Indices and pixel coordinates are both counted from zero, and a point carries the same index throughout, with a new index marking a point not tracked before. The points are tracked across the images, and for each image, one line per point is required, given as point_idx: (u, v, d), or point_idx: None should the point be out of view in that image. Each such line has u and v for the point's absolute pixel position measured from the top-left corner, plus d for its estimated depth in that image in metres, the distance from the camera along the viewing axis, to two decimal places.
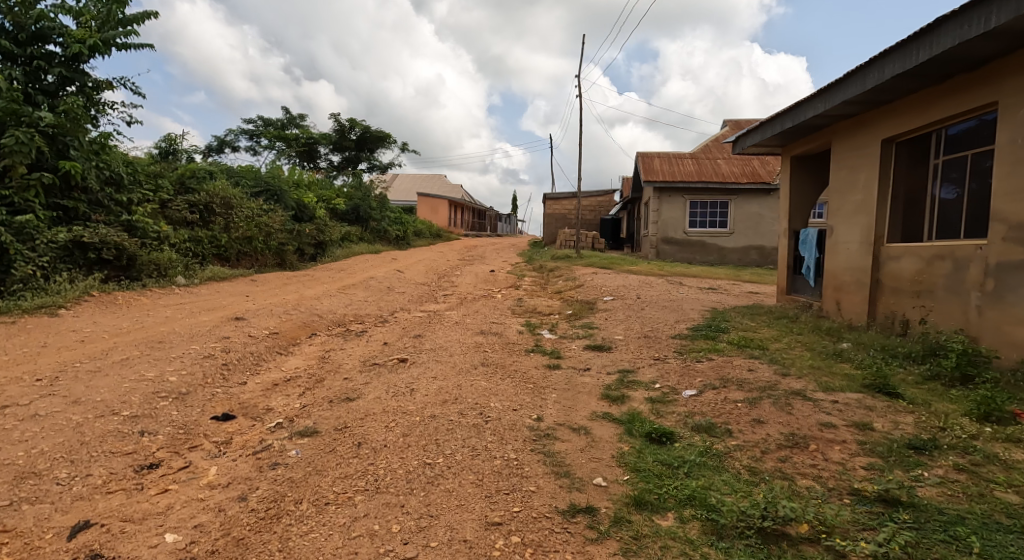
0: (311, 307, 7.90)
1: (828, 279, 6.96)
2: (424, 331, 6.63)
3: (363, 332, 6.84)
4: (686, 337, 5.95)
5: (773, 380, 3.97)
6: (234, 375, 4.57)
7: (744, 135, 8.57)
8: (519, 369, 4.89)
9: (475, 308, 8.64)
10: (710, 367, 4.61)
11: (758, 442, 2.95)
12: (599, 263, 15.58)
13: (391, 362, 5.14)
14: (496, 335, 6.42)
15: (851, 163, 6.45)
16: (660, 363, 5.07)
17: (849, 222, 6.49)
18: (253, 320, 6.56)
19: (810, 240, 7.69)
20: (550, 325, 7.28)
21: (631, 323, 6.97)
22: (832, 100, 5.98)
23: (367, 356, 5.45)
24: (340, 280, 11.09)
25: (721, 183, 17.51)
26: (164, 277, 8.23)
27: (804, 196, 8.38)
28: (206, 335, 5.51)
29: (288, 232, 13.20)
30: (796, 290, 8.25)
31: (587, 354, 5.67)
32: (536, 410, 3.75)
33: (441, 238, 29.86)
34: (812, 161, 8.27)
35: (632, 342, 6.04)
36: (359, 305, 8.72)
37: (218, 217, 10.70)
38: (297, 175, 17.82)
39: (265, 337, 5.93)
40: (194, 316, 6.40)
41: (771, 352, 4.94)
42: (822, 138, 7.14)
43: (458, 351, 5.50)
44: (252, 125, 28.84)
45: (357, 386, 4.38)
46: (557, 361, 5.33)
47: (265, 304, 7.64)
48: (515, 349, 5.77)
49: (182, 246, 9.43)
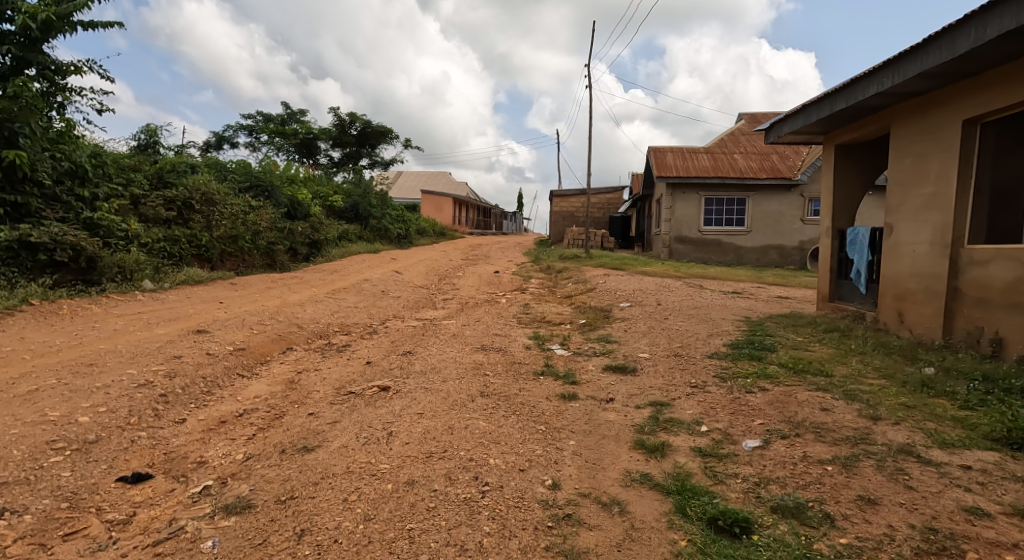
0: (291, 316, 6.98)
1: (887, 286, 6.04)
2: (417, 346, 5.69)
3: (346, 348, 5.89)
4: (726, 357, 4.99)
5: (863, 428, 3.03)
6: (170, 411, 3.63)
7: (780, 122, 7.62)
8: (528, 402, 3.94)
9: (477, 317, 7.69)
10: (769, 403, 3.66)
11: (883, 544, 2.02)
12: (612, 263, 14.72)
13: (370, 390, 4.20)
14: (499, 352, 5.48)
15: (920, 150, 5.54)
16: (701, 395, 4.12)
17: (915, 220, 5.59)
18: (218, 334, 5.64)
19: (861, 241, 6.77)
20: (561, 338, 6.33)
21: (656, 336, 6.02)
22: (904, 73, 5.03)
23: (343, 382, 4.51)
24: (330, 283, 10.19)
25: (739, 179, 16.48)
26: (129, 281, 7.27)
27: (851, 191, 7.42)
28: (151, 355, 4.57)
29: (278, 231, 12.32)
30: (842, 297, 7.32)
31: (607, 378, 4.73)
32: (550, 470, 2.82)
33: (445, 236, 28.95)
34: (860, 150, 7.31)
35: (661, 362, 5.08)
36: (347, 313, 7.78)
37: (197, 213, 9.76)
38: (292, 171, 16.90)
39: (226, 355, 5.00)
40: (148, 329, 5.47)
41: (839, 382, 3.98)
42: (880, 121, 6.21)
43: (453, 375, 4.56)
44: (251, 121, 28.02)
45: (321, 428, 3.43)
46: (572, 389, 4.38)
47: (239, 313, 6.73)
48: (521, 371, 4.83)
49: (156, 246, 8.48)
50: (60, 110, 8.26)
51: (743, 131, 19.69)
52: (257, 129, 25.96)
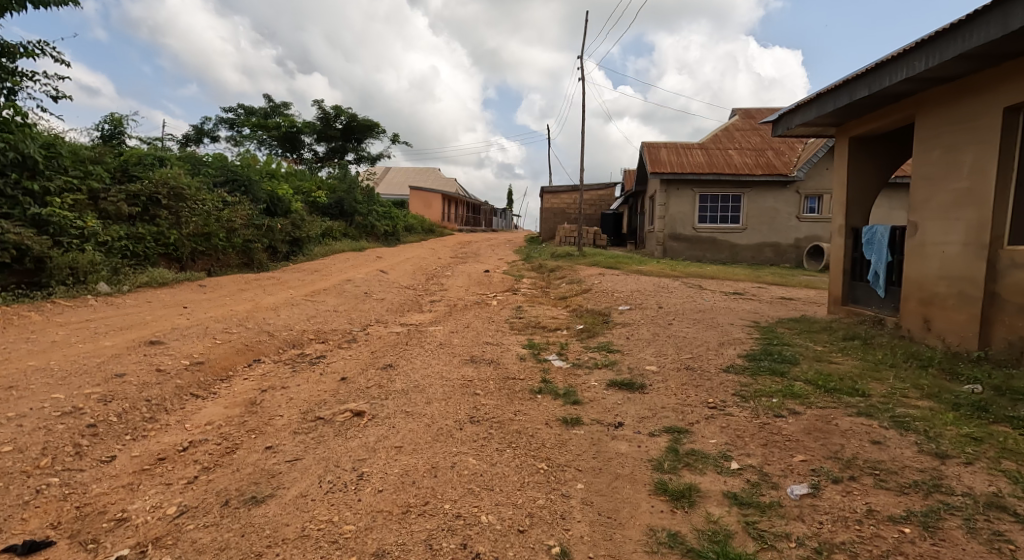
0: (262, 322, 6.36)
1: (911, 290, 5.57)
2: (399, 359, 5.10)
3: (320, 360, 5.29)
4: (744, 372, 4.47)
5: (930, 469, 2.53)
6: (97, 447, 3.03)
7: (790, 112, 7.13)
8: (526, 431, 3.39)
9: (466, 322, 7.11)
10: (806, 431, 3.14)
11: None
12: (607, 262, 14.19)
13: (342, 415, 3.62)
14: (491, 365, 4.91)
15: (950, 141, 5.09)
16: (724, 420, 3.58)
17: (944, 218, 5.13)
18: (175, 345, 5.01)
19: (879, 240, 6.31)
20: (558, 347, 5.78)
21: (662, 345, 5.50)
22: (942, 54, 4.56)
23: (312, 404, 3.93)
24: (310, 283, 9.58)
25: (735, 175, 16.02)
26: (81, 284, 6.61)
27: (866, 186, 6.95)
28: (88, 374, 3.95)
29: (255, 228, 11.65)
30: (856, 300, 6.85)
31: (613, 396, 4.20)
32: (555, 531, 2.28)
33: (434, 233, 28.31)
34: (875, 143, 6.85)
35: (672, 378, 4.54)
36: (325, 317, 7.18)
37: (163, 210, 9.09)
38: (272, 166, 16.16)
39: (179, 372, 4.38)
40: (93, 340, 4.84)
41: (881, 405, 3.46)
42: (902, 111, 5.76)
43: (439, 395, 3.99)
44: (233, 114, 27.17)
45: (277, 469, 2.84)
46: (574, 412, 3.82)
47: (203, 320, 6.09)
48: (515, 388, 4.29)
49: (117, 245, 7.83)
50: (9, 96, 7.59)
51: (736, 126, 19.24)
52: (238, 123, 25.14)
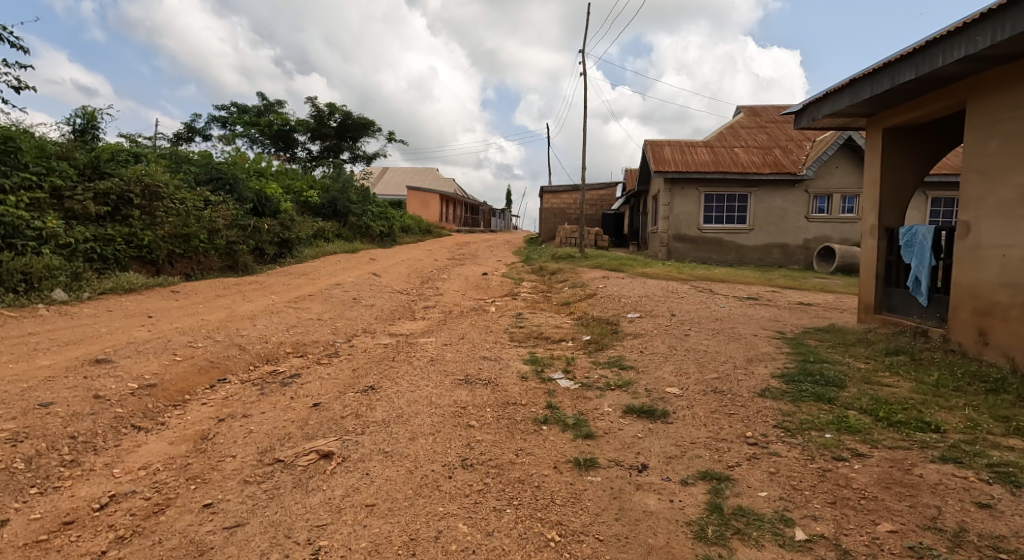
0: (233, 334, 5.70)
1: (963, 298, 4.99)
2: (383, 379, 4.45)
3: (293, 380, 4.62)
4: (784, 397, 3.82)
5: None
6: None
7: (817, 101, 6.49)
8: (531, 480, 2.75)
9: (461, 332, 6.46)
10: (882, 484, 2.52)
11: None
12: (611, 264, 13.56)
13: (306, 457, 2.96)
14: (488, 388, 4.25)
15: (1014, 130, 4.52)
16: (772, 463, 2.94)
17: (1007, 217, 4.56)
18: (125, 364, 4.33)
19: (920, 243, 5.72)
20: (564, 363, 5.12)
21: (682, 363, 4.84)
22: (1014, 26, 3.91)
23: (274, 441, 3.26)
24: (295, 288, 8.95)
25: (742, 174, 15.40)
26: (34, 292, 5.95)
27: (902, 183, 6.32)
28: (5, 405, 3.28)
29: (240, 229, 10.99)
30: (892, 309, 6.25)
31: (631, 429, 3.55)
32: None
33: (431, 234, 27.67)
34: (913, 135, 6.24)
35: (699, 405, 3.89)
36: (306, 328, 6.50)
37: (136, 210, 8.41)
38: (262, 164, 15.48)
39: (121, 399, 3.70)
40: (28, 359, 4.17)
41: (968, 447, 2.85)
42: (952, 97, 5.17)
43: (425, 430, 3.34)
44: (225, 113, 26.53)
45: (211, 543, 2.20)
46: (586, 450, 3.17)
47: (166, 332, 5.42)
48: (515, 417, 3.64)
49: (82, 248, 7.20)
50: None
51: (741, 123, 18.62)
52: (231, 121, 24.42)
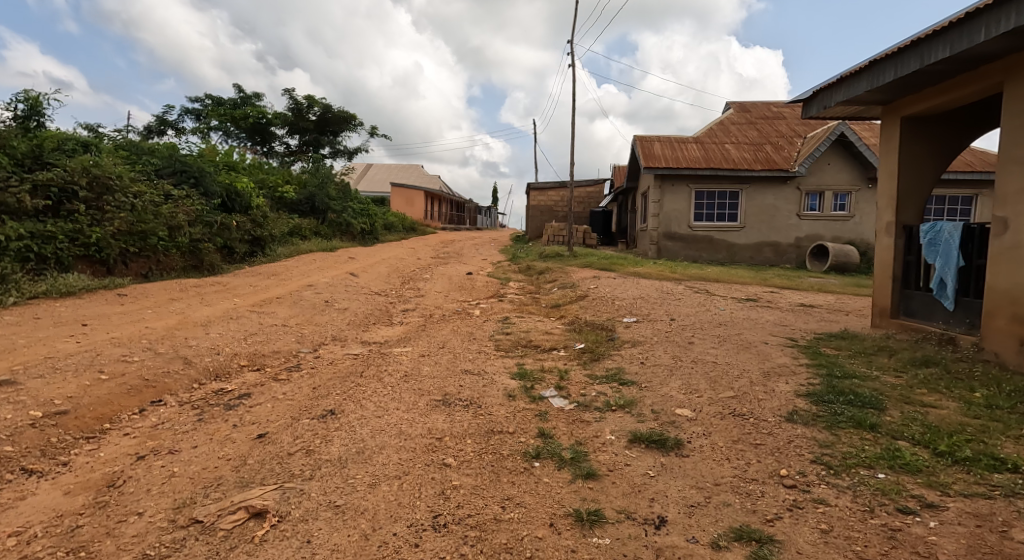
0: (179, 345, 4.97)
1: (999, 304, 4.47)
2: (346, 401, 3.77)
3: (241, 402, 3.93)
4: (817, 423, 3.24)
5: None
6: None
7: (830, 87, 5.96)
8: (521, 548, 2.14)
9: (441, 340, 5.80)
10: None
11: None
12: (600, 263, 12.99)
13: (231, 517, 2.30)
14: (469, 411, 3.61)
15: None
16: (821, 516, 2.35)
17: None
18: (32, 385, 3.62)
19: (945, 241, 5.20)
20: (557, 378, 4.48)
21: (693, 380, 4.22)
22: None
23: (197, 489, 2.58)
24: (262, 290, 8.21)
25: (733, 170, 14.92)
26: None
27: (921, 176, 5.81)
28: None
29: (204, 225, 10.21)
30: (910, 313, 5.74)
31: (640, 465, 2.93)
32: None
33: (415, 232, 26.90)
34: (933, 124, 5.73)
35: (718, 432, 3.29)
36: (268, 336, 5.81)
37: (82, 204, 7.62)
38: (233, 157, 14.66)
39: (12, 434, 3.00)
40: None
41: None
42: (988, 79, 4.64)
43: (389, 472, 2.70)
44: (201, 104, 25.53)
45: None
46: (589, 498, 2.56)
47: (99, 344, 4.70)
48: (500, 453, 3.00)
49: (14, 247, 6.46)
50: None
51: (732, 119, 18.16)
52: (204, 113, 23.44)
